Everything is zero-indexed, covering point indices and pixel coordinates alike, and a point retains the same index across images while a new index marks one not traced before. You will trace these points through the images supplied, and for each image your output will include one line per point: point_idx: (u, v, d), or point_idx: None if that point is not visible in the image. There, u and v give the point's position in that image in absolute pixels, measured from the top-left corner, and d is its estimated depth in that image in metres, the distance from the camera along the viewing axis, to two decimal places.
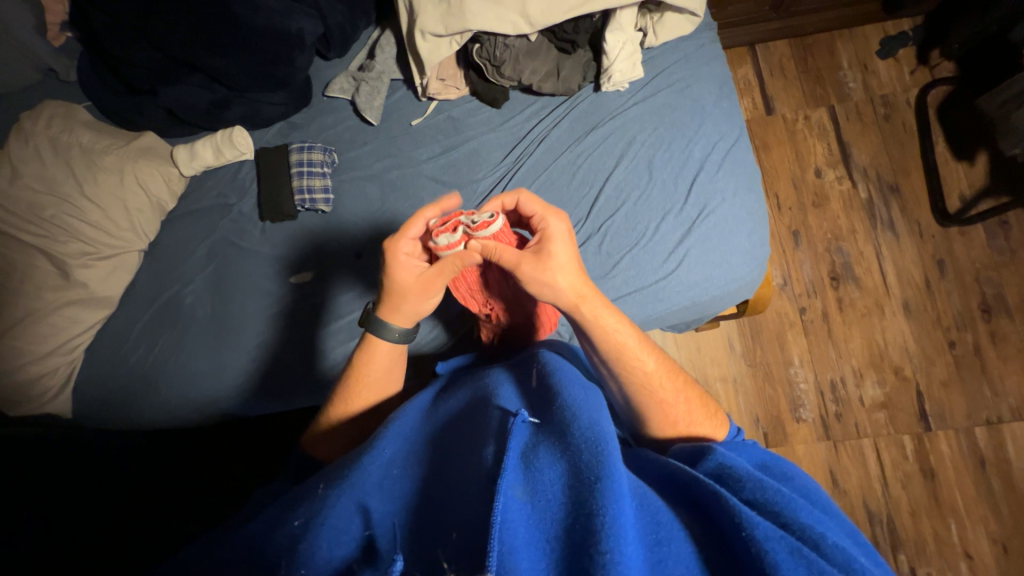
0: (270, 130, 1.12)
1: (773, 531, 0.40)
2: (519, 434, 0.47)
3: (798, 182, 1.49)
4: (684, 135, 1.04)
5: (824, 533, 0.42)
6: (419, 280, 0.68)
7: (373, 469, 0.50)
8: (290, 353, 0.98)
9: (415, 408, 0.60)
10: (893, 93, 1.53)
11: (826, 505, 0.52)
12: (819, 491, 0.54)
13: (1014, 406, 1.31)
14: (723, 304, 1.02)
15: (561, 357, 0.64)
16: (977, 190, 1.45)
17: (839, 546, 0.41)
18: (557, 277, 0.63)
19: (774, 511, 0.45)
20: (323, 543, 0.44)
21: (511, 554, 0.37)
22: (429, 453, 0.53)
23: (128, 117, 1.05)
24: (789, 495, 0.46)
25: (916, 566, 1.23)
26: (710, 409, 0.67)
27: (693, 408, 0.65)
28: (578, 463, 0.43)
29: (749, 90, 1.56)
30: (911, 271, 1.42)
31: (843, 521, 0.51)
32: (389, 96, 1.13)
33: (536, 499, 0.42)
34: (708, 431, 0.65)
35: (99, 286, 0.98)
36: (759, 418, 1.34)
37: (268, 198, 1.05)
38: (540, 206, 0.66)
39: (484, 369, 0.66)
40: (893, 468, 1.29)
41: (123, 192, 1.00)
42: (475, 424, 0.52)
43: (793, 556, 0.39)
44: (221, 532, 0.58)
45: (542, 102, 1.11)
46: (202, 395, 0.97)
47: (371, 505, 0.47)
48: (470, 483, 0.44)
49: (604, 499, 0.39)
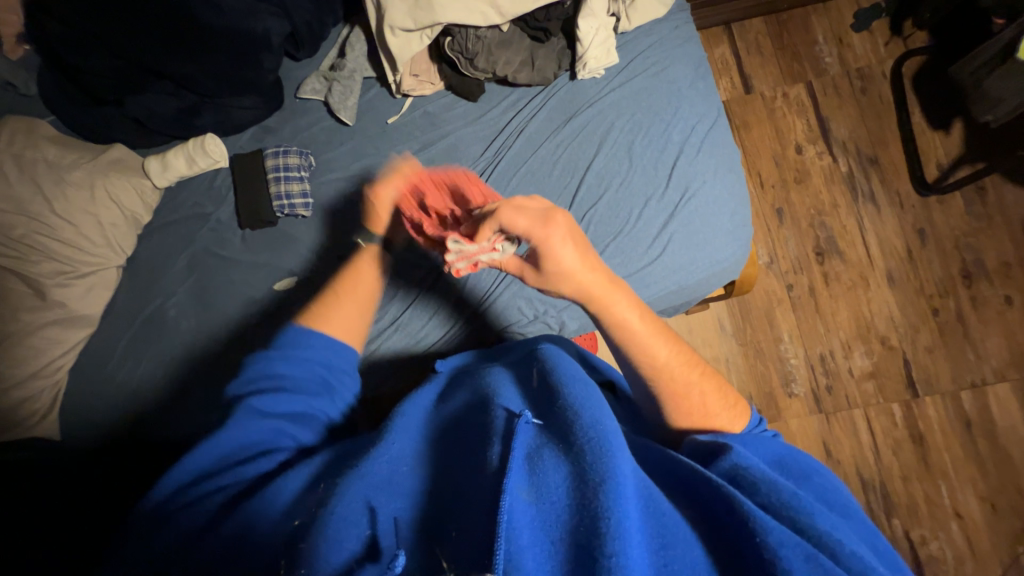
0: (243, 135, 1.09)
1: (789, 538, 0.41)
2: (522, 435, 0.47)
3: (779, 159, 1.50)
4: (662, 119, 1.04)
5: (842, 541, 0.42)
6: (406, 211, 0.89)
7: (381, 463, 0.50)
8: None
9: (420, 406, 0.59)
10: (868, 66, 1.53)
11: (845, 508, 0.51)
12: (840, 494, 0.53)
13: (997, 368, 1.35)
14: (710, 286, 1.03)
15: (563, 351, 0.63)
16: (954, 158, 1.47)
17: (857, 554, 0.41)
18: (564, 282, 0.58)
19: (789, 516, 0.44)
20: (330, 536, 0.43)
21: (517, 555, 0.38)
22: (435, 453, 0.52)
23: (96, 130, 1.03)
24: (805, 499, 0.46)
25: (909, 528, 1.26)
26: (729, 403, 0.65)
27: (712, 410, 0.63)
28: (582, 464, 0.43)
29: (727, 70, 1.56)
30: (894, 242, 1.44)
31: (865, 526, 0.51)
32: (363, 94, 1.11)
33: (541, 501, 0.42)
34: (724, 423, 0.64)
35: (78, 304, 0.96)
36: (752, 395, 1.36)
37: (246, 205, 1.03)
38: (529, 219, 0.55)
39: (485, 367, 0.65)
40: (884, 435, 1.32)
41: (94, 206, 0.97)
42: (477, 423, 0.52)
43: (809, 563, 0.40)
44: (189, 488, 0.55)
45: (518, 93, 1.10)
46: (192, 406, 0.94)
47: (380, 502, 0.46)
48: (477, 484, 0.45)
49: (607, 500, 0.40)
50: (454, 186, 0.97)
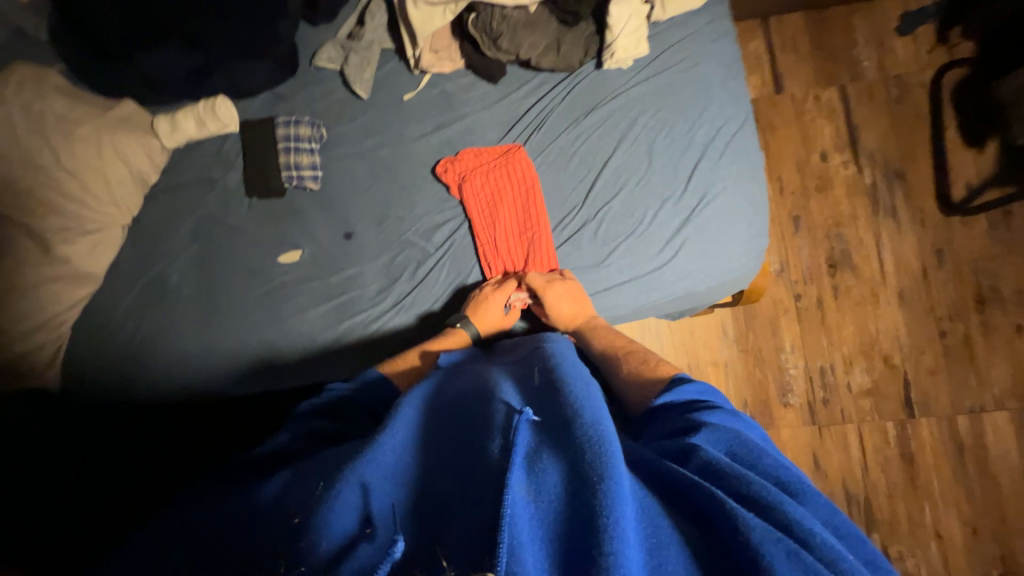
0: (256, 101, 1.07)
1: (771, 533, 0.38)
2: (523, 431, 0.45)
3: (803, 165, 1.45)
4: (686, 118, 1.02)
5: (812, 530, 0.39)
6: (469, 205, 0.99)
7: (386, 452, 0.47)
8: (299, 346, 0.96)
9: (419, 394, 0.57)
10: (908, 74, 1.47)
11: (798, 491, 0.45)
12: (793, 474, 0.47)
13: (997, 395, 1.34)
14: (718, 295, 1.02)
15: (568, 355, 0.62)
16: (984, 178, 1.42)
17: (827, 544, 0.39)
18: (561, 322, 0.90)
19: (765, 508, 0.41)
20: (331, 520, 0.41)
21: (519, 551, 0.35)
22: (433, 442, 0.50)
23: (106, 82, 0.99)
24: (775, 488, 0.43)
25: (888, 544, 1.28)
26: (653, 366, 0.72)
27: (634, 370, 0.73)
28: (582, 460, 0.41)
29: (759, 67, 1.50)
30: (910, 260, 1.41)
31: (820, 505, 0.45)
32: (380, 67, 1.07)
33: (539, 499, 0.39)
34: (646, 382, 0.69)
35: (83, 261, 0.95)
36: (747, 402, 1.36)
37: (256, 173, 1.01)
38: (567, 301, 0.90)
39: (485, 367, 0.64)
40: (874, 452, 1.33)
41: (102, 162, 0.96)
42: (478, 417, 0.50)
43: (791, 559, 0.37)
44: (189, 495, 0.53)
45: (540, 79, 1.05)
46: (201, 377, 0.95)
47: (381, 489, 0.44)
48: (475, 477, 0.42)
49: (607, 499, 0.37)
50: (510, 164, 1.00)
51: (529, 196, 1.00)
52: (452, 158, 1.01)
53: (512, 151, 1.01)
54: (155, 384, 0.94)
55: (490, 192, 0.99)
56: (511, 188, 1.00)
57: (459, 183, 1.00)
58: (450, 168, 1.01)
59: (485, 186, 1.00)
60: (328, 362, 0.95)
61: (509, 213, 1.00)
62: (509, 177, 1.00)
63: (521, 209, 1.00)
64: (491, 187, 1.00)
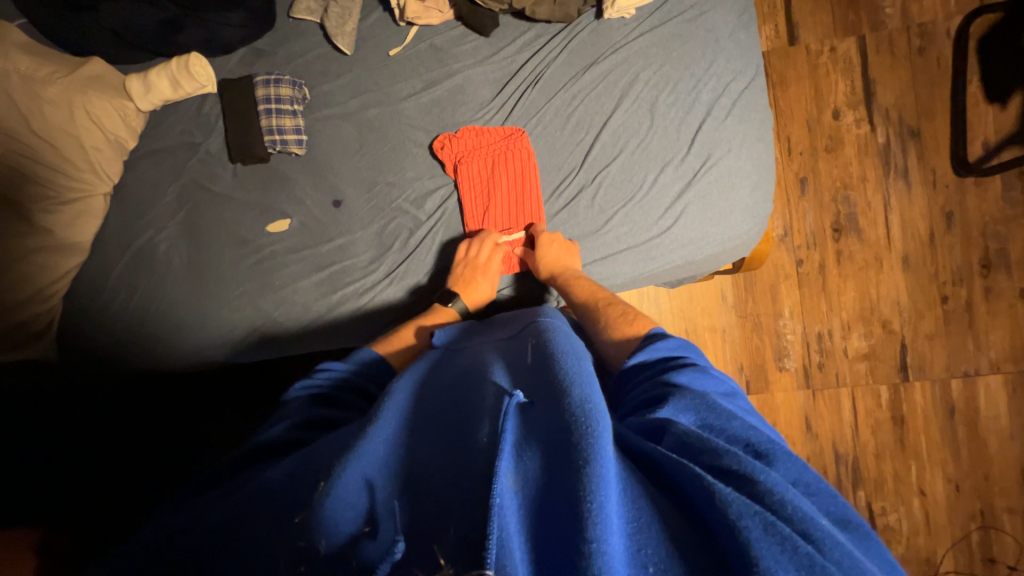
0: (232, 57, 1.00)
1: (747, 507, 0.37)
2: (512, 415, 0.45)
3: (814, 124, 1.38)
4: (692, 73, 0.96)
5: (784, 499, 0.39)
6: (464, 185, 0.96)
7: (379, 441, 0.46)
8: (294, 317, 0.95)
9: (408, 378, 0.57)
10: (933, 21, 1.37)
11: (767, 453, 0.45)
12: (763, 435, 0.47)
13: (994, 360, 1.34)
14: (717, 263, 0.99)
15: (560, 329, 0.61)
16: (1002, 137, 1.36)
17: (800, 512, 0.38)
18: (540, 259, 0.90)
19: (742, 481, 0.41)
20: (331, 515, 0.41)
21: (508, 542, 0.35)
22: (426, 425, 0.50)
23: (72, 40, 0.92)
24: (750, 458, 0.42)
25: (872, 501, 1.33)
26: (630, 320, 0.72)
27: (611, 325, 0.74)
28: (568, 444, 0.40)
29: (773, 15, 1.39)
30: (917, 223, 1.37)
31: (790, 464, 0.44)
32: (363, 19, 1.00)
33: (527, 487, 0.39)
34: (622, 338, 0.70)
35: (66, 232, 0.91)
36: (744, 367, 1.37)
37: (236, 138, 0.96)
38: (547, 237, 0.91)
39: (477, 347, 0.64)
40: (866, 415, 1.35)
41: (74, 127, 0.89)
42: (470, 401, 0.50)
43: (767, 532, 0.36)
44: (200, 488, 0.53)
45: (536, 31, 0.99)
46: (200, 350, 0.95)
47: (380, 482, 0.43)
48: (465, 466, 0.42)
49: (591, 484, 0.37)
50: (507, 146, 0.95)
51: (528, 177, 0.95)
52: (447, 135, 0.96)
53: (513, 134, 0.96)
54: (160, 362, 0.95)
55: (485, 172, 0.95)
56: (510, 166, 0.95)
57: (455, 164, 0.96)
58: (447, 145, 0.96)
59: (479, 164, 0.95)
60: (322, 332, 0.95)
61: (506, 193, 0.96)
62: (504, 155, 0.95)
63: (518, 190, 0.96)
64: (485, 166, 0.95)
